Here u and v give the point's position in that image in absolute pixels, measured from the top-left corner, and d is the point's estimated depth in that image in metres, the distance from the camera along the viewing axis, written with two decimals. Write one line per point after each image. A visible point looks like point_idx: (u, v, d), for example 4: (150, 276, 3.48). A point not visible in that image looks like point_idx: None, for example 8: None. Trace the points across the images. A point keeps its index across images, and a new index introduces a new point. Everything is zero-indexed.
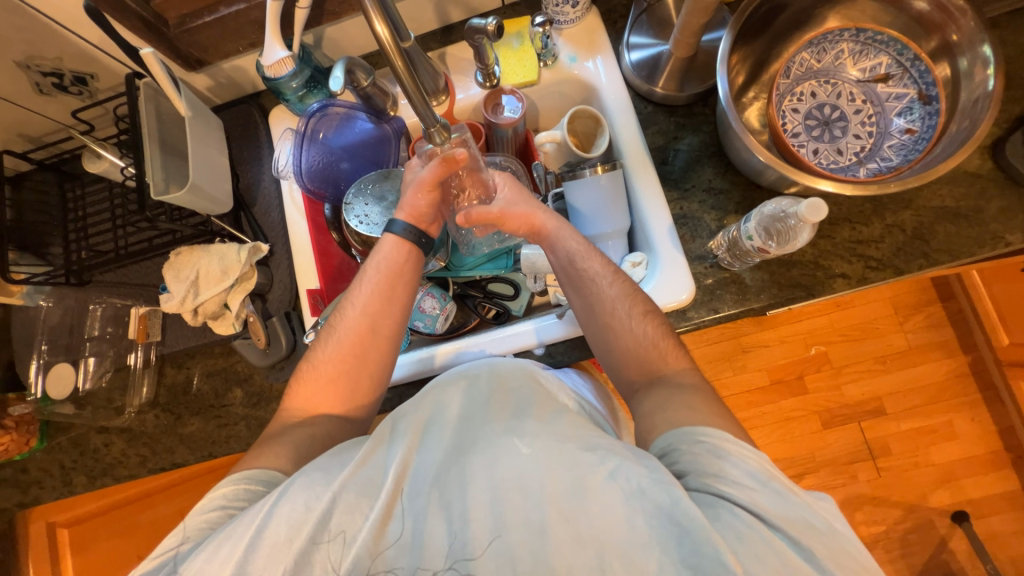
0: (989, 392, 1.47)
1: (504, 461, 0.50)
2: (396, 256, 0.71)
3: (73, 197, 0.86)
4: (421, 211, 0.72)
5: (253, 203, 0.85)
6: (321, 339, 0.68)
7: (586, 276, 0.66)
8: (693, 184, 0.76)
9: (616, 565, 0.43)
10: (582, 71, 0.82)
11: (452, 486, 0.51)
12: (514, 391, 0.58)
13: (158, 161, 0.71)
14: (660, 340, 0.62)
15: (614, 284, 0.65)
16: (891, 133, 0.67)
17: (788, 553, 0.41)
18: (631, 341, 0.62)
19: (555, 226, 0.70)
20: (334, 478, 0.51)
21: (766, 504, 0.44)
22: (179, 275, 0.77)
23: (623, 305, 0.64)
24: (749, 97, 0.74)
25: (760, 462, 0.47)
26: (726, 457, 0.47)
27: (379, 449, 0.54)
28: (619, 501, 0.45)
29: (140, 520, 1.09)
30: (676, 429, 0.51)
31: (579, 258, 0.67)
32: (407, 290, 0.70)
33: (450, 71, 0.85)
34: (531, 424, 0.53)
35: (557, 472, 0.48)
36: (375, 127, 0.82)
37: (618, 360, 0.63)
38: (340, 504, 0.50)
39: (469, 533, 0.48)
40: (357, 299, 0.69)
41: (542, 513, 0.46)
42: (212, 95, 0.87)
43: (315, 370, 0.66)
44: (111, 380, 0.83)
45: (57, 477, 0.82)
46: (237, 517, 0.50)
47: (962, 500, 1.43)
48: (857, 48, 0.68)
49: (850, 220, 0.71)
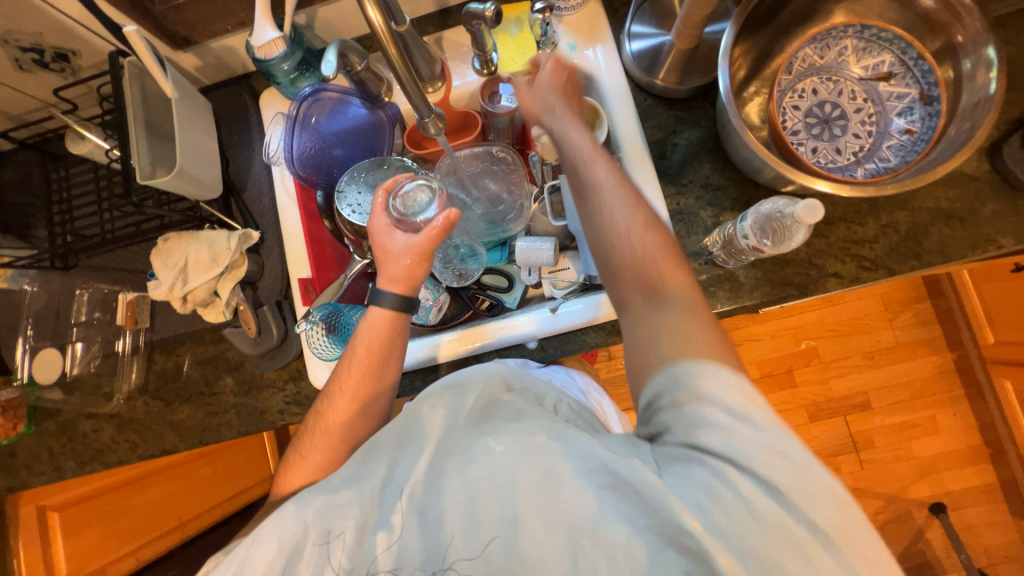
0: (972, 388, 1.49)
1: (477, 462, 0.50)
2: (379, 337, 0.64)
3: (57, 177, 0.84)
4: (399, 275, 0.63)
5: (243, 188, 0.83)
6: (308, 430, 0.65)
7: (584, 181, 0.54)
8: (690, 180, 0.75)
9: (586, 542, 0.44)
10: (582, 59, 0.80)
11: (429, 491, 0.51)
12: (486, 392, 0.57)
13: (143, 144, 0.69)
14: (660, 254, 0.50)
15: (616, 190, 0.53)
16: (890, 133, 0.66)
17: (770, 505, 0.38)
18: (626, 256, 0.51)
19: (558, 122, 0.58)
20: (306, 506, 0.52)
21: (750, 458, 0.39)
22: (167, 262, 0.75)
23: (622, 211, 0.52)
24: (750, 92, 0.73)
25: (753, 411, 0.40)
26: (702, 398, 0.41)
27: (357, 464, 0.55)
28: (587, 489, 0.45)
29: (129, 504, 1.08)
30: (664, 367, 0.44)
31: (582, 162, 0.55)
32: (393, 370, 0.65)
33: (448, 56, 0.82)
34: (505, 423, 0.53)
35: (527, 468, 0.48)
36: (368, 113, 0.81)
37: (613, 267, 0.52)
38: (321, 523, 0.51)
39: (445, 537, 0.49)
40: (342, 386, 0.64)
41: (513, 508, 0.47)
42: (200, 75, 0.84)
43: (303, 458, 0.64)
44: (100, 365, 0.82)
45: (46, 462, 0.82)
46: (223, 559, 0.52)
47: (940, 493, 1.47)
48: (861, 45, 0.67)
49: (846, 220, 0.71)
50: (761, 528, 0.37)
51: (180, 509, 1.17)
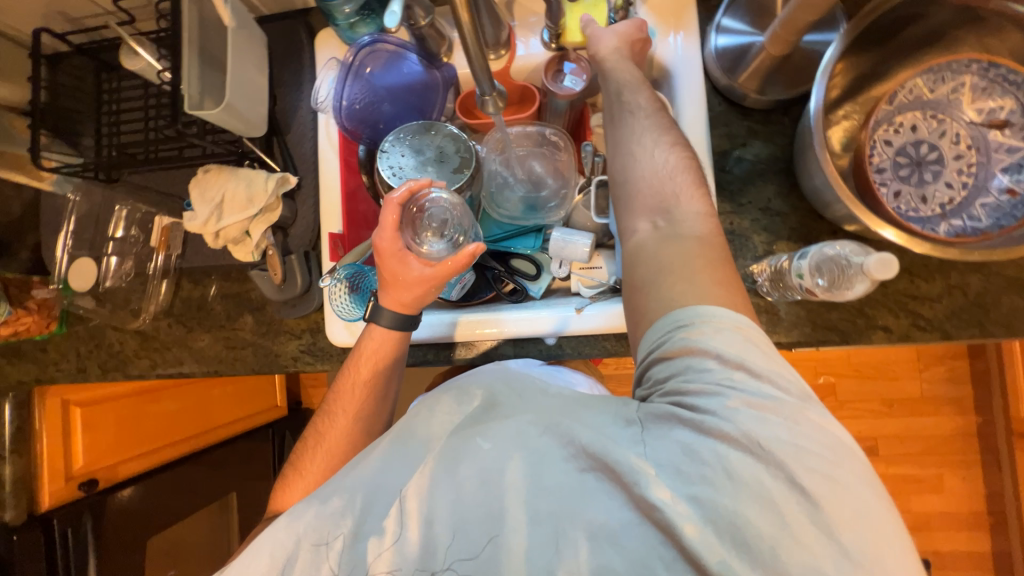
0: (989, 456, 1.43)
1: (464, 460, 0.47)
2: (378, 349, 0.67)
3: (109, 88, 0.83)
4: (406, 300, 0.65)
5: (287, 129, 0.81)
6: (308, 447, 0.69)
7: (625, 109, 0.58)
8: (749, 200, 0.70)
9: (574, 534, 0.42)
10: (661, 48, 0.73)
11: (420, 494, 0.48)
12: (481, 400, 0.53)
13: (195, 71, 0.67)
14: (680, 173, 0.53)
15: (653, 118, 0.57)
16: (988, 189, 0.59)
17: (747, 462, 0.39)
18: (648, 175, 0.54)
19: (610, 52, 0.62)
20: (298, 518, 0.50)
21: (731, 422, 0.40)
22: (204, 194, 0.75)
23: (651, 135, 0.55)
24: (838, 115, 0.66)
25: (744, 381, 0.42)
26: (694, 357, 0.44)
27: (351, 469, 0.52)
28: (567, 478, 0.44)
29: (146, 413, 1.16)
30: (668, 313, 0.47)
31: (625, 88, 0.59)
32: (391, 379, 0.68)
33: (516, 23, 0.77)
34: (494, 419, 0.49)
35: (512, 464, 0.45)
36: (424, 71, 0.77)
37: (633, 189, 0.55)
38: (312, 535, 0.49)
39: (434, 538, 0.46)
40: (343, 399, 0.68)
41: (500, 503, 0.44)
42: (259, 4, 0.81)
43: (302, 474, 0.67)
44: (130, 282, 0.85)
45: (73, 363, 0.87)
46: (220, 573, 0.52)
47: (927, 550, 1.45)
48: (981, 83, 0.60)
49: (910, 272, 0.65)
50: (732, 484, 0.39)
51: (190, 424, 1.25)
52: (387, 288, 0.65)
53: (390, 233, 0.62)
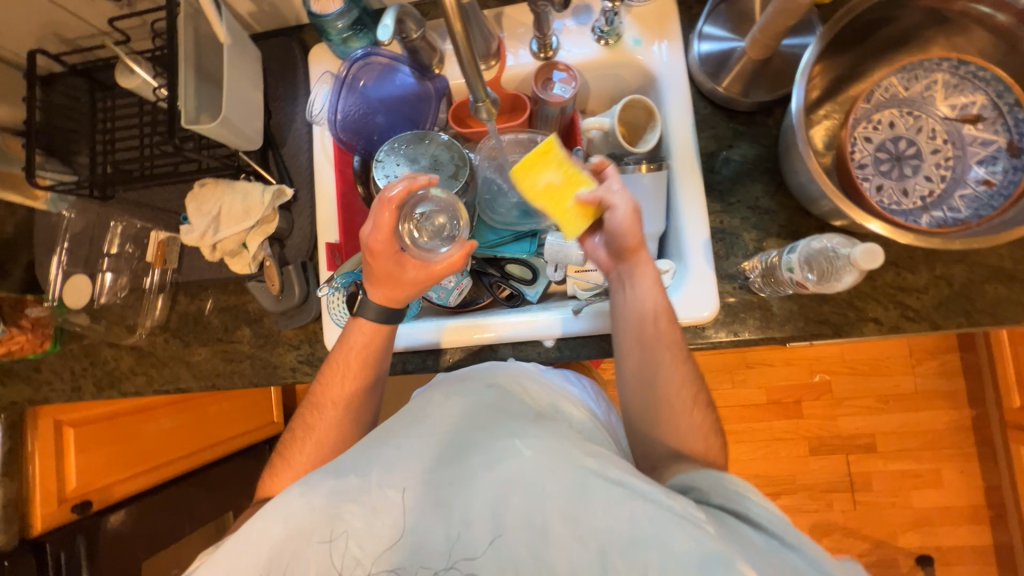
0: (985, 449, 1.45)
1: (504, 462, 0.51)
2: (366, 340, 0.67)
3: (103, 107, 0.84)
4: (398, 298, 0.66)
5: (282, 143, 0.82)
6: (296, 438, 0.68)
7: (652, 339, 0.63)
8: (738, 199, 0.72)
9: (618, 561, 0.45)
10: (646, 55, 0.75)
11: (456, 487, 0.50)
12: (509, 404, 0.59)
13: (191, 88, 0.68)
14: (708, 435, 0.61)
15: (679, 366, 0.63)
16: (965, 181, 0.61)
17: (780, 560, 0.42)
18: (675, 424, 0.62)
19: (643, 265, 0.64)
20: (314, 491, 0.51)
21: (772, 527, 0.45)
22: (201, 208, 0.76)
23: (677, 394, 0.62)
24: (819, 115, 0.69)
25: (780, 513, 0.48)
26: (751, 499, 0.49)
27: (369, 447, 0.55)
28: (618, 506, 0.46)
29: (140, 434, 1.15)
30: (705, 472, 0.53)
31: (652, 319, 0.63)
32: (378, 369, 0.69)
33: (505, 34, 0.79)
34: (532, 428, 0.54)
35: (555, 481, 0.49)
36: (416, 83, 0.78)
37: (660, 426, 0.62)
38: (328, 511, 0.50)
39: (471, 533, 0.48)
40: (331, 392, 0.68)
41: (545, 516, 0.47)
42: (253, 22, 0.83)
43: (288, 463, 0.67)
44: (126, 298, 0.84)
45: (68, 382, 0.86)
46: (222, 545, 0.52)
47: (931, 546, 1.45)
48: (952, 81, 0.62)
49: (897, 265, 0.67)
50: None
51: (187, 440, 1.24)
52: (378, 285, 0.66)
53: (386, 233, 0.62)
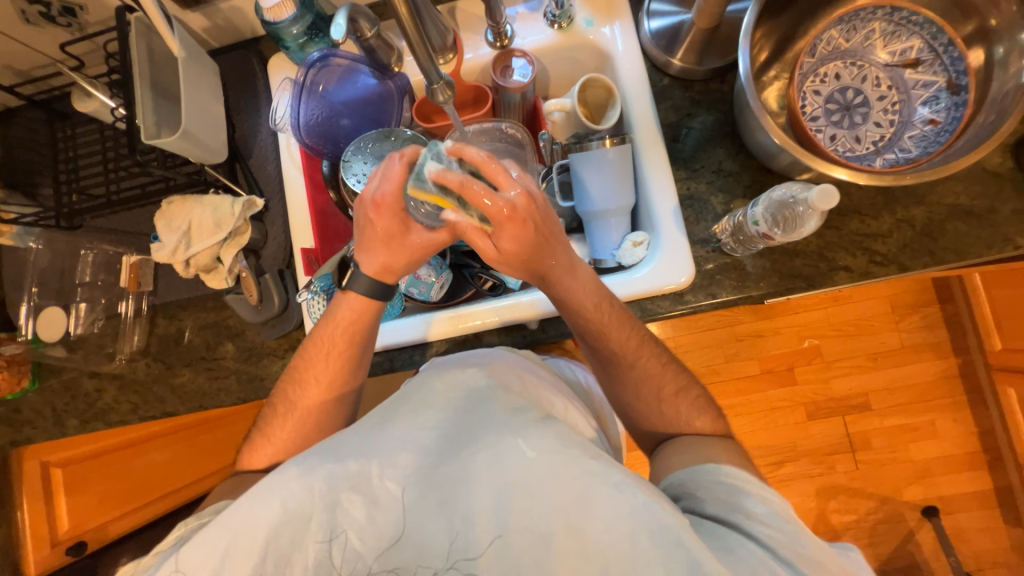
0: (975, 395, 1.48)
1: (508, 463, 0.49)
2: (353, 314, 0.67)
3: (63, 137, 0.84)
4: (397, 265, 0.65)
5: (249, 154, 0.82)
6: (277, 415, 0.68)
7: (606, 355, 0.64)
8: (702, 165, 0.73)
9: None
10: (598, 36, 0.77)
11: (454, 486, 0.50)
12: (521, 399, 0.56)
13: (148, 104, 0.68)
14: (700, 419, 0.62)
15: (639, 368, 0.64)
16: (912, 123, 0.64)
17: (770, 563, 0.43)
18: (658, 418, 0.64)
19: (586, 291, 0.62)
20: (313, 472, 0.50)
21: (766, 530, 0.46)
22: (170, 225, 0.75)
23: (650, 386, 0.64)
24: (769, 76, 0.71)
25: (781, 506, 0.49)
26: (745, 496, 0.50)
27: (371, 433, 0.54)
28: (623, 520, 0.44)
29: (127, 470, 1.08)
30: (703, 464, 0.55)
31: (597, 335, 0.63)
32: (364, 346, 0.68)
33: (459, 27, 0.80)
34: (536, 426, 0.51)
35: (558, 485, 0.46)
36: (377, 82, 0.79)
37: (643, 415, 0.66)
38: (328, 494, 0.49)
39: (473, 534, 0.47)
40: (317, 371, 0.67)
41: (549, 525, 0.46)
42: (208, 37, 0.83)
43: (269, 439, 0.67)
44: (103, 326, 0.83)
45: (49, 419, 0.84)
46: (211, 526, 0.50)
47: (934, 496, 1.47)
48: (890, 28, 0.65)
49: (860, 212, 0.69)
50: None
51: (183, 472, 1.16)
52: (377, 250, 0.64)
53: (394, 190, 0.58)
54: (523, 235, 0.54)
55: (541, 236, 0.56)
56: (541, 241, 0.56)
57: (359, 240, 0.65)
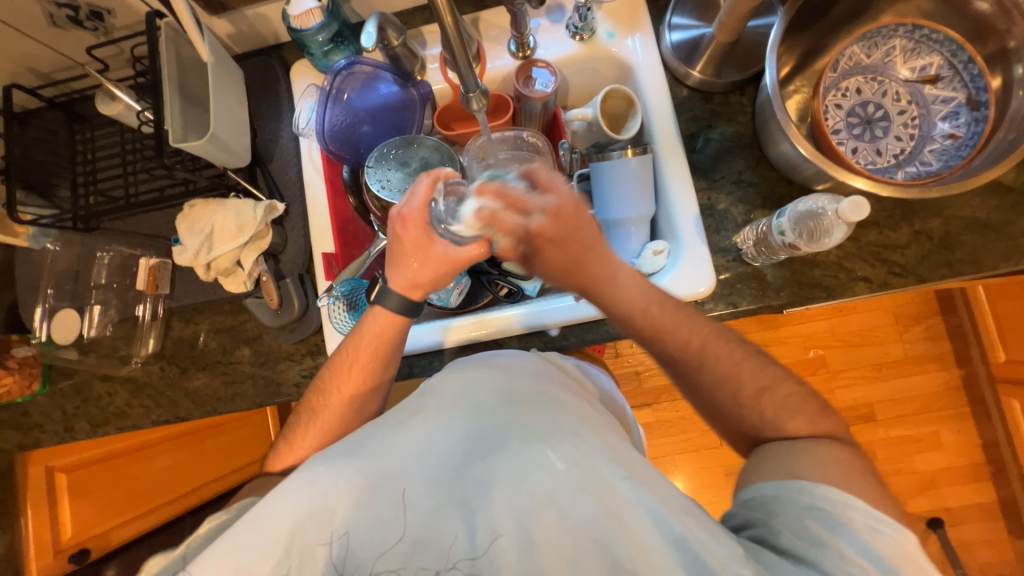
0: (979, 406, 1.49)
1: (533, 473, 0.48)
2: (380, 332, 0.67)
3: (82, 139, 0.84)
4: (423, 280, 0.66)
5: (270, 159, 0.83)
6: (302, 421, 0.67)
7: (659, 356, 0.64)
8: (722, 175, 0.74)
9: None
10: (620, 48, 0.79)
11: (474, 488, 0.49)
12: (553, 404, 0.55)
13: (176, 107, 0.68)
14: (735, 421, 0.61)
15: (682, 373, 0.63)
16: (932, 137, 0.66)
17: None
18: None
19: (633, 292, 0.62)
20: (341, 471, 0.49)
21: (849, 570, 0.43)
22: (192, 228, 0.76)
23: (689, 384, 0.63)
24: (790, 90, 0.73)
25: (885, 543, 0.45)
26: (840, 531, 0.46)
27: (401, 432, 0.53)
28: (656, 543, 0.44)
29: (134, 474, 1.07)
30: (790, 479, 0.51)
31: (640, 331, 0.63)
32: (387, 364, 0.68)
33: (482, 37, 0.82)
34: (565, 436, 0.50)
35: (583, 496, 0.46)
36: (400, 90, 0.80)
37: None
38: (355, 493, 0.48)
39: (492, 539, 0.46)
40: (342, 385, 0.66)
41: (572, 537, 0.46)
42: (233, 43, 0.84)
43: (293, 444, 0.67)
44: (116, 330, 0.82)
45: (58, 422, 0.82)
46: (239, 525, 0.48)
47: (939, 508, 1.47)
48: (910, 45, 0.67)
49: (878, 224, 0.70)
50: None
51: (183, 480, 1.16)
52: (404, 265, 0.65)
53: (419, 205, 0.63)
54: (551, 252, 0.63)
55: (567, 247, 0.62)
56: (582, 250, 0.62)
57: (389, 257, 0.67)
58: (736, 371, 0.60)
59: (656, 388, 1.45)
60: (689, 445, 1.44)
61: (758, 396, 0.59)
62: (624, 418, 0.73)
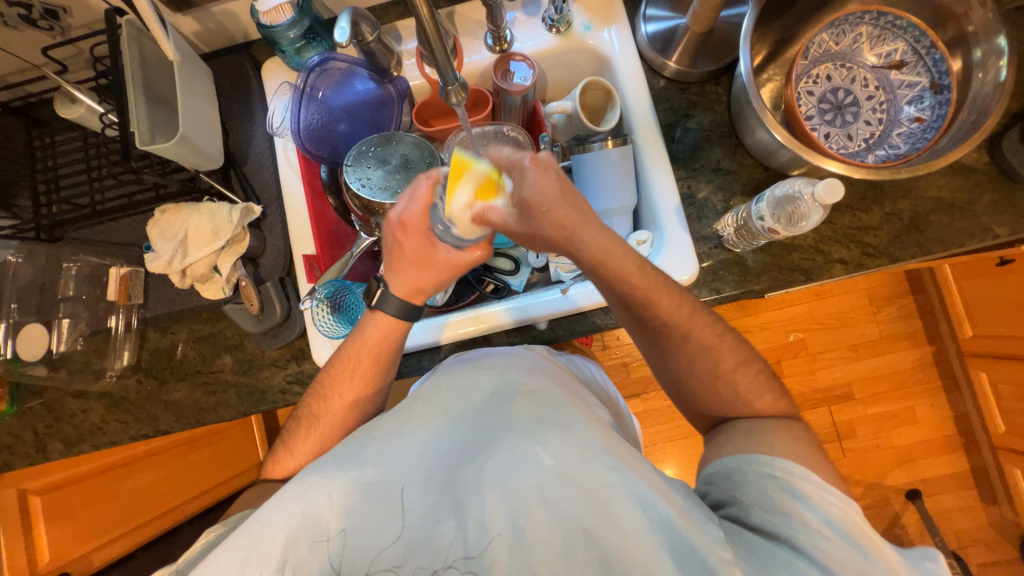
0: (949, 380, 1.56)
1: (523, 470, 0.48)
2: (382, 335, 0.66)
3: (41, 145, 0.80)
4: (426, 284, 0.66)
5: (244, 161, 0.80)
6: (299, 428, 0.66)
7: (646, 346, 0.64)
8: (701, 164, 0.75)
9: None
10: (596, 40, 0.79)
11: (467, 487, 0.49)
12: (543, 398, 0.54)
13: (142, 109, 0.66)
14: (723, 404, 0.62)
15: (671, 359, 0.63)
16: (899, 121, 0.69)
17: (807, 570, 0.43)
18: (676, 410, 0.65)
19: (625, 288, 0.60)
20: (334, 478, 0.48)
21: (818, 545, 0.45)
22: (165, 234, 0.73)
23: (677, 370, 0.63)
24: (763, 78, 0.75)
25: (844, 511, 0.47)
26: (802, 499, 0.47)
27: (391, 436, 0.52)
28: (647, 535, 0.45)
29: (116, 490, 1.04)
30: (748, 454, 0.53)
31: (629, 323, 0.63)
32: (389, 367, 0.67)
33: (458, 32, 0.81)
34: (555, 430, 0.50)
35: (573, 490, 0.47)
36: (376, 87, 0.78)
37: None
38: (349, 499, 0.47)
39: (486, 536, 0.46)
40: (342, 390, 0.65)
41: (564, 532, 0.46)
42: (199, 42, 0.81)
43: (292, 452, 0.65)
44: (87, 343, 0.79)
45: (30, 442, 0.79)
46: (230, 539, 0.47)
47: (916, 480, 1.53)
48: (875, 32, 0.69)
49: (851, 207, 0.72)
50: None
51: (167, 496, 1.13)
52: (406, 271, 0.65)
53: (420, 210, 0.62)
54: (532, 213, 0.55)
55: (532, 209, 0.54)
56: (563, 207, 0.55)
57: (388, 262, 0.66)
58: (722, 356, 0.62)
59: (644, 378, 1.47)
60: (679, 432, 1.46)
61: (741, 378, 0.61)
62: (614, 404, 0.74)
